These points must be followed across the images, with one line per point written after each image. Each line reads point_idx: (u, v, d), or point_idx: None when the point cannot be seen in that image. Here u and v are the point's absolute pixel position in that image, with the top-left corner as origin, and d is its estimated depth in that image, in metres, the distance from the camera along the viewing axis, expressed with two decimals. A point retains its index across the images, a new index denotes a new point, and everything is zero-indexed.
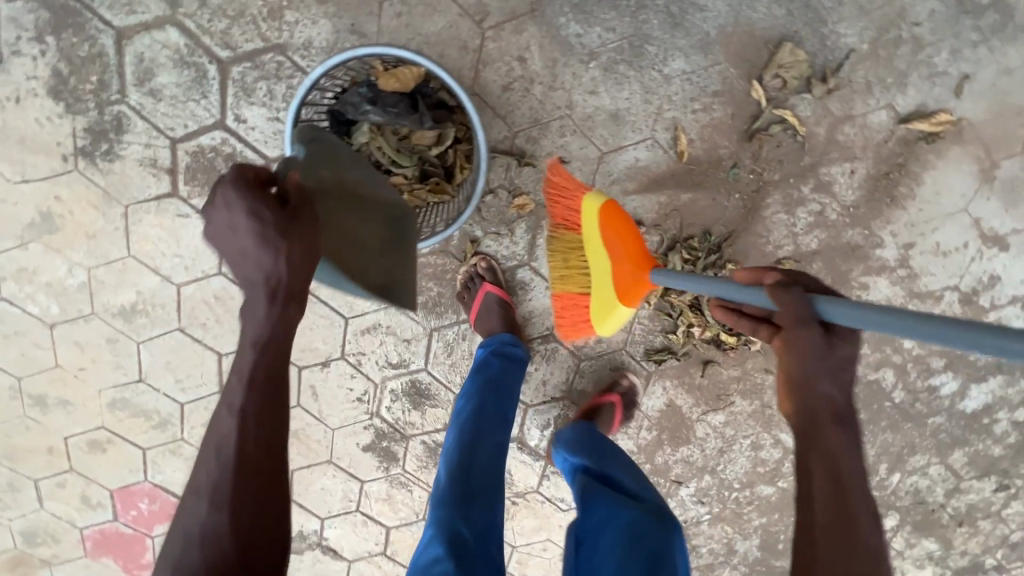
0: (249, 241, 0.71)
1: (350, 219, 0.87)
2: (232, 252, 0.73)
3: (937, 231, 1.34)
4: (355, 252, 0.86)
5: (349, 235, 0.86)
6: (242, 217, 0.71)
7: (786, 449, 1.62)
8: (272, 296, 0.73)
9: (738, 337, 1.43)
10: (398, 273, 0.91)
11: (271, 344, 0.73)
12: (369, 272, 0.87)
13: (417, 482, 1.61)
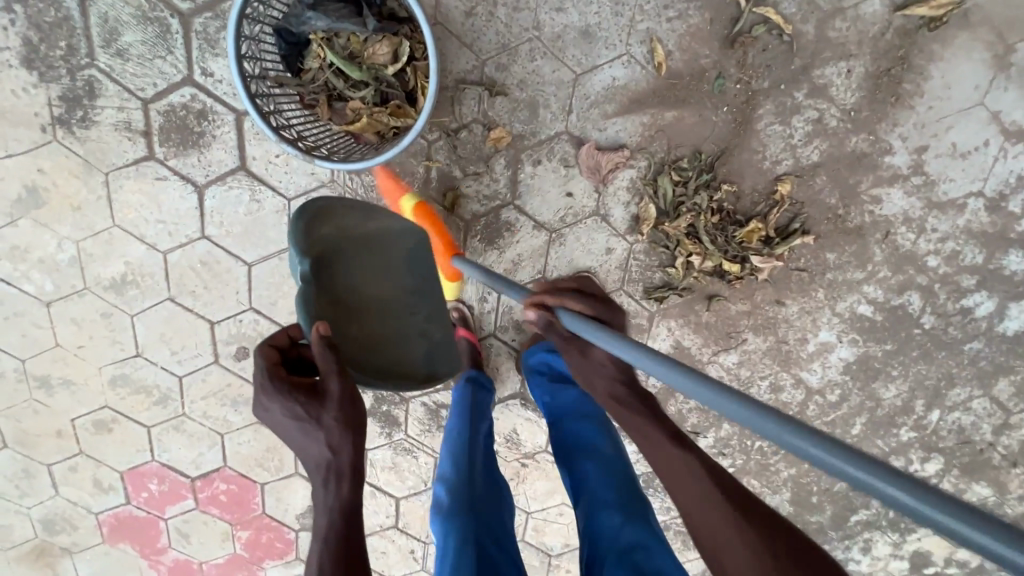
0: (300, 437, 0.82)
1: (376, 315, 1.02)
2: (293, 448, 0.84)
3: (953, 130, 1.24)
4: (386, 317, 1.04)
5: (376, 300, 1.04)
6: (285, 415, 0.83)
7: (810, 390, 1.52)
8: (334, 477, 0.78)
9: (743, 266, 1.33)
10: (430, 329, 1.09)
11: (344, 523, 0.75)
12: (405, 335, 1.06)
13: (422, 447, 1.57)
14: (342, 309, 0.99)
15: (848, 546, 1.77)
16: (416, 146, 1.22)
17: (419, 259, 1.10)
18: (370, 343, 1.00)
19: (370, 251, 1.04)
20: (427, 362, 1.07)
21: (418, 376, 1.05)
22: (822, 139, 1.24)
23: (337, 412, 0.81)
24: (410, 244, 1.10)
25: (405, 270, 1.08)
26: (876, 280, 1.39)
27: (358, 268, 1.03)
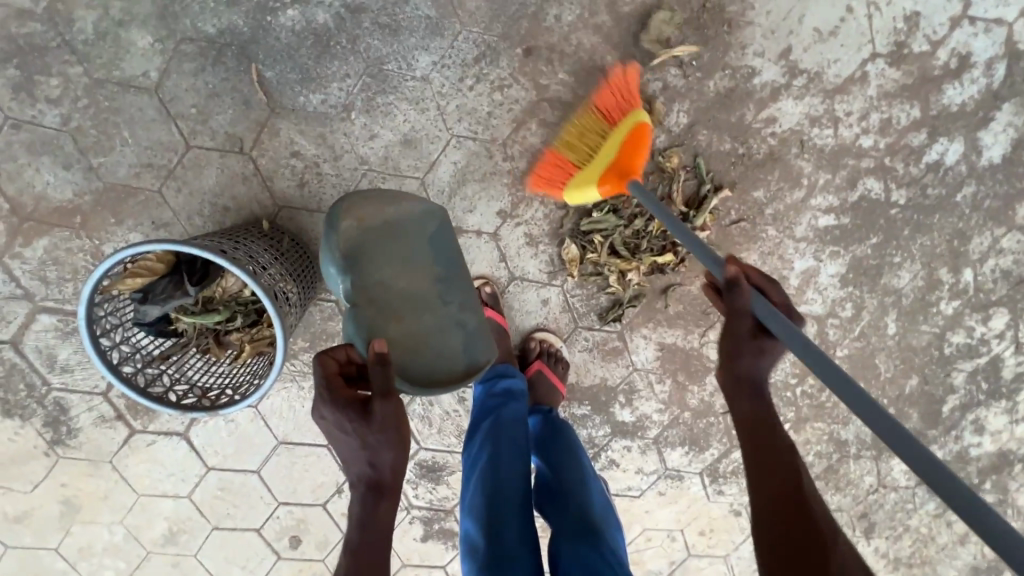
0: (349, 447, 0.80)
1: (411, 321, 0.94)
2: (339, 446, 0.81)
3: (805, 18, 1.13)
4: (421, 313, 0.95)
5: (406, 294, 0.95)
6: (333, 422, 0.79)
7: (820, 318, 1.41)
8: (371, 494, 0.79)
9: (677, 250, 1.27)
10: (468, 315, 0.98)
11: (373, 539, 0.78)
12: (440, 329, 0.95)
13: None
14: (379, 311, 0.93)
15: (959, 435, 1.59)
16: (327, 309, 1.28)
17: (443, 239, 0.99)
18: (412, 344, 0.93)
19: (391, 239, 0.96)
20: (469, 350, 0.96)
21: (465, 369, 0.95)
22: (682, 100, 1.16)
23: (386, 440, 0.77)
24: (431, 224, 0.99)
25: (426, 252, 0.97)
26: (820, 190, 1.27)
27: (383, 260, 0.95)
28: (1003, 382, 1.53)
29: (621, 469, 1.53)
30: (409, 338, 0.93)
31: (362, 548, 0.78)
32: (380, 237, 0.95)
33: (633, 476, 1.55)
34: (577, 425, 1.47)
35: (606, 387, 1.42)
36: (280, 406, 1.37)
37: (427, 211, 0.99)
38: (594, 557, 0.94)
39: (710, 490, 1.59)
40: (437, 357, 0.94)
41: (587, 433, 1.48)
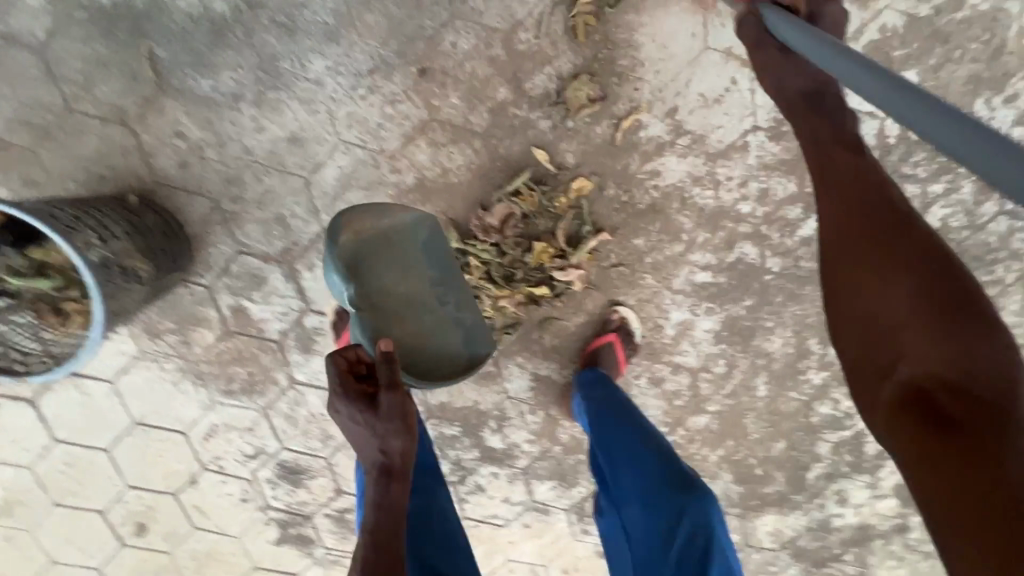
0: (363, 435, 0.94)
1: (416, 326, 1.09)
2: (356, 440, 0.95)
3: (694, 83, 1.19)
4: (422, 315, 1.09)
5: (408, 298, 1.09)
6: (352, 416, 0.93)
7: (693, 370, 1.45)
8: (386, 476, 0.93)
9: (553, 286, 1.30)
10: (463, 315, 1.11)
11: (387, 517, 0.89)
12: (439, 328, 1.10)
13: (346, 554, 1.57)
14: (384, 315, 1.06)
15: (822, 504, 1.63)
16: (198, 293, 1.27)
17: (434, 244, 1.10)
18: (414, 342, 1.07)
19: (389, 249, 1.07)
20: (467, 346, 1.11)
21: (465, 364, 1.10)
22: (568, 141, 1.21)
23: (394, 427, 0.91)
24: (426, 231, 1.09)
25: (423, 261, 1.10)
26: (698, 247, 1.32)
27: (386, 268, 1.07)
28: (866, 456, 1.59)
29: (487, 496, 1.53)
30: (413, 342, 1.08)
31: (376, 532, 0.87)
32: (377, 247, 1.06)
33: (499, 504, 1.54)
34: (446, 445, 1.46)
35: (478, 410, 1.43)
36: (140, 385, 1.34)
37: (420, 219, 1.08)
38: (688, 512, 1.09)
39: (576, 528, 1.59)
40: (440, 354, 1.09)
41: (456, 455, 1.47)
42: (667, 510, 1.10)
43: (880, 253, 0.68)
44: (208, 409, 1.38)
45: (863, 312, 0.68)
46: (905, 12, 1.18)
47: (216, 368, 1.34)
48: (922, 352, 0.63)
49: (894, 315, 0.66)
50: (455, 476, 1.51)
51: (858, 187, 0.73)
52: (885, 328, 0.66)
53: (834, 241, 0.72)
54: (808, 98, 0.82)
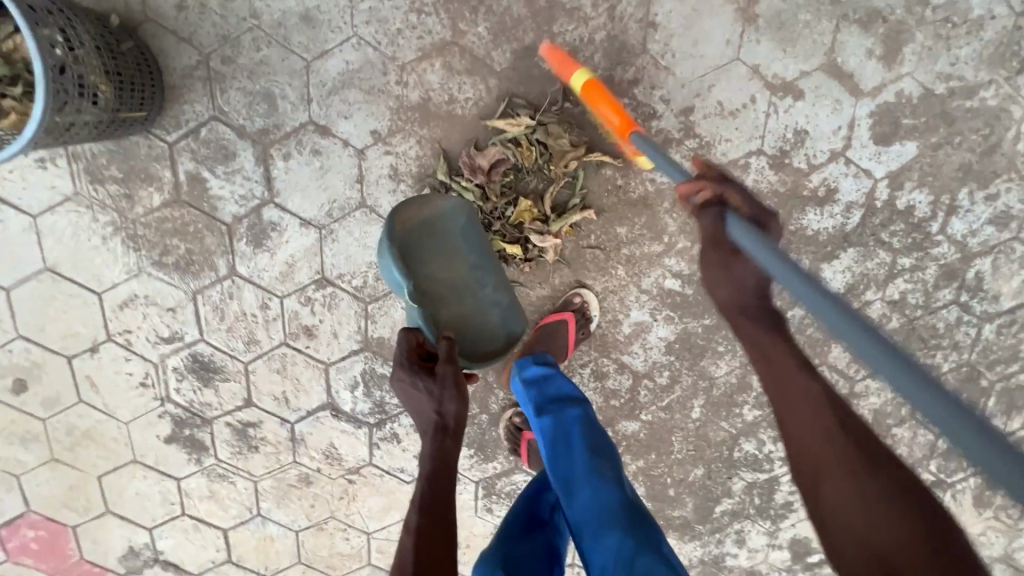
0: (420, 403, 0.94)
1: (458, 308, 1.11)
2: (413, 410, 0.95)
3: (715, 88, 1.20)
4: (465, 297, 1.12)
5: (452, 281, 1.12)
6: (411, 385, 0.94)
7: (636, 375, 1.44)
8: (440, 433, 0.92)
9: (526, 248, 1.27)
10: (500, 295, 1.14)
11: (443, 472, 0.90)
12: (481, 310, 1.12)
13: (237, 471, 1.47)
14: (430, 300, 1.09)
15: (721, 540, 1.65)
16: (157, 148, 1.18)
17: (470, 229, 1.12)
18: (459, 324, 1.10)
19: (429, 238, 1.10)
20: (505, 326, 1.14)
21: (504, 342, 1.13)
22: (580, 109, 1.19)
23: (452, 391, 0.92)
24: (462, 217, 1.12)
25: (461, 246, 1.12)
26: (675, 252, 1.32)
27: (430, 255, 1.10)
28: (773, 504, 1.62)
29: (401, 447, 1.48)
30: (456, 326, 1.10)
31: (434, 492, 0.88)
32: (419, 237, 1.09)
33: (410, 459, 1.49)
34: (374, 383, 1.40)
35: None
36: (63, 230, 1.23)
37: (457, 206, 1.11)
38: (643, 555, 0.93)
39: (480, 504, 1.55)
40: (480, 335, 1.12)
41: (380, 396, 1.41)
42: (611, 539, 0.95)
43: (849, 477, 0.69)
44: (132, 277, 1.27)
45: (852, 536, 0.67)
46: (926, 83, 1.22)
47: (153, 235, 1.24)
48: (912, 570, 0.61)
49: (882, 540, 0.64)
50: (373, 419, 1.44)
51: (800, 382, 0.76)
52: (881, 548, 0.64)
53: (815, 438, 0.72)
54: (746, 310, 0.84)
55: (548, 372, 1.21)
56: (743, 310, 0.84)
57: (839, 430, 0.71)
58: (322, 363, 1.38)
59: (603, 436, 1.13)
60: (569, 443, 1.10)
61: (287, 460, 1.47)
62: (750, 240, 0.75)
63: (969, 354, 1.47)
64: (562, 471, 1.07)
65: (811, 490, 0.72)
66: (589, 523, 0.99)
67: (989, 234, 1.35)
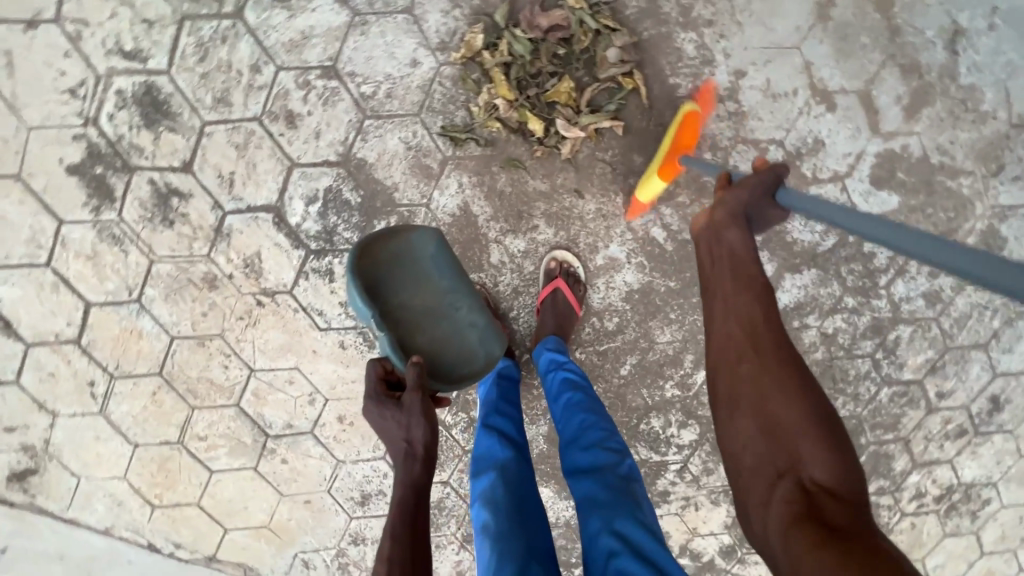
0: (390, 434, 0.93)
1: (432, 336, 1.16)
2: (385, 442, 0.93)
3: (770, 67, 1.27)
4: (439, 323, 1.17)
5: (426, 308, 1.17)
6: (381, 418, 0.93)
7: (588, 310, 1.45)
8: (409, 460, 0.90)
9: (547, 131, 1.26)
10: (476, 317, 1.19)
11: (415, 500, 0.87)
12: (455, 334, 1.18)
13: (136, 240, 1.28)
14: (404, 328, 1.15)
15: None
16: None
17: (439, 252, 1.18)
18: (437, 349, 1.16)
19: (401, 269, 1.17)
20: (483, 345, 1.19)
21: (481, 361, 1.17)
22: (649, 24, 1.22)
23: (420, 418, 0.91)
24: (432, 243, 1.17)
25: (434, 273, 1.18)
26: (673, 203, 1.36)
27: (400, 285, 1.16)
28: (652, 490, 1.65)
29: (329, 288, 1.36)
30: (432, 354, 1.15)
31: (404, 519, 0.85)
32: (393, 269, 1.16)
33: (334, 306, 1.38)
34: (333, 206, 1.29)
35: (390, 196, 1.29)
36: None
37: (425, 237, 1.16)
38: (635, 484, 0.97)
39: None
40: (458, 360, 1.17)
41: (334, 223, 1.30)
42: (593, 523, 0.89)
43: (762, 369, 0.66)
44: None
45: (762, 416, 0.64)
46: (927, 147, 1.36)
47: None
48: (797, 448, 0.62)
49: (786, 420, 0.63)
50: (314, 246, 1.32)
51: (753, 275, 0.72)
52: (787, 427, 0.63)
53: (736, 327, 0.70)
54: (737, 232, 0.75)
55: (560, 361, 1.22)
56: (747, 219, 0.76)
57: (770, 326, 0.68)
58: (289, 162, 1.26)
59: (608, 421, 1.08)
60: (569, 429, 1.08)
61: (200, 252, 1.30)
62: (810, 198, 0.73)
63: (861, 409, 1.63)
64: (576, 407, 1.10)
65: (734, 373, 0.68)
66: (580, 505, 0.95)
67: (917, 305, 1.52)
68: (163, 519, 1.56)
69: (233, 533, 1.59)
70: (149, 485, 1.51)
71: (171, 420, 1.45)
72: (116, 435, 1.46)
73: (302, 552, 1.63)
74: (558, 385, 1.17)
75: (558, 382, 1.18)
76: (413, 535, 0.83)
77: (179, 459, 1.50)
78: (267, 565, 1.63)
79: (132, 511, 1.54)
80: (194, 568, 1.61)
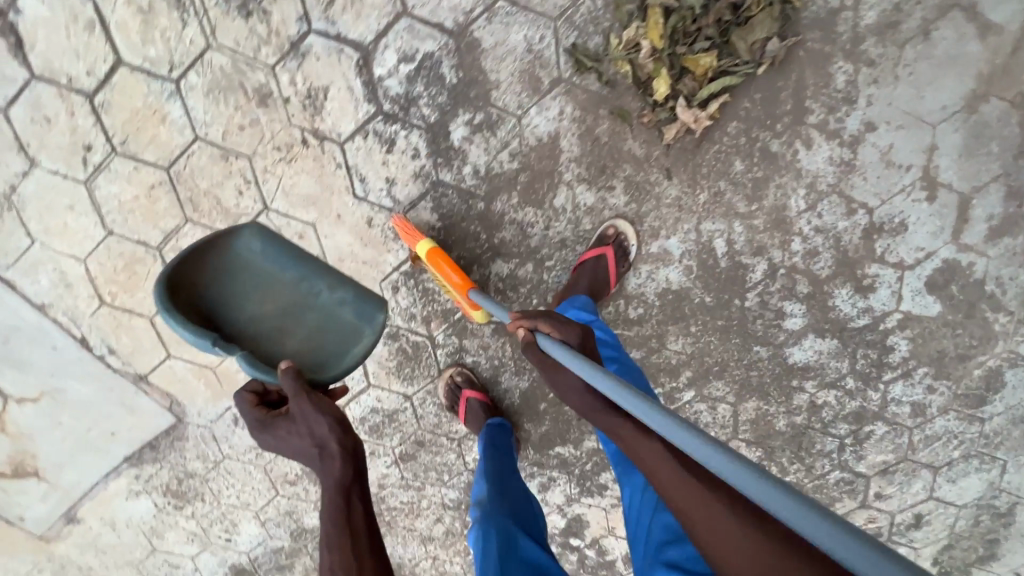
0: (294, 448, 0.94)
1: (298, 333, 1.08)
2: (297, 455, 0.94)
3: (900, 133, 1.23)
4: (304, 314, 1.09)
5: (286, 304, 1.09)
6: (280, 440, 0.95)
7: (619, 290, 1.41)
8: (329, 459, 0.91)
9: (667, 98, 1.18)
10: (339, 292, 1.10)
11: (342, 501, 0.90)
12: (325, 320, 1.10)
13: (201, 17, 1.14)
14: (266, 334, 1.05)
15: (533, 473, 1.67)
16: None
17: (269, 247, 1.09)
18: (310, 343, 1.07)
19: (238, 278, 1.08)
20: (361, 318, 1.10)
21: (365, 334, 1.09)
22: (816, 36, 1.16)
23: (321, 415, 0.91)
24: (257, 238, 1.09)
25: (274, 266, 1.10)
26: (747, 224, 1.32)
27: (248, 290, 1.08)
28: (593, 480, 1.66)
29: (382, 158, 1.24)
30: (307, 354, 1.06)
31: (340, 529, 0.88)
32: (223, 283, 1.06)
33: (379, 178, 1.26)
34: (424, 75, 1.18)
35: (486, 92, 1.19)
36: None
37: (248, 237, 1.08)
38: None
39: (393, 276, 1.37)
40: (341, 348, 1.08)
41: (418, 94, 1.19)
42: (640, 473, 1.06)
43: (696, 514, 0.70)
44: None
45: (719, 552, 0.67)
46: (988, 272, 1.38)
47: None
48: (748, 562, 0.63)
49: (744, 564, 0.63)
50: (387, 108, 1.20)
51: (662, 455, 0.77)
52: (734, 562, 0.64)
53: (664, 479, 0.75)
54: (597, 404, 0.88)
55: (588, 318, 1.22)
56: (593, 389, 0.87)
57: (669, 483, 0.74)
58: (403, 9, 1.14)
59: (639, 380, 1.20)
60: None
61: (264, 60, 1.17)
62: (560, 349, 0.87)
63: (808, 481, 1.67)
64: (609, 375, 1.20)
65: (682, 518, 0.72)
66: (622, 455, 1.11)
67: (901, 411, 1.56)
68: (106, 320, 1.43)
69: (173, 361, 1.49)
70: (106, 279, 1.39)
71: (157, 223, 1.32)
72: (92, 213, 1.31)
73: (236, 407, 1.56)
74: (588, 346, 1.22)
75: None
76: (349, 539, 0.86)
77: (149, 266, 1.37)
78: (195, 406, 1.56)
79: (77, 298, 1.41)
80: (121, 380, 1.52)
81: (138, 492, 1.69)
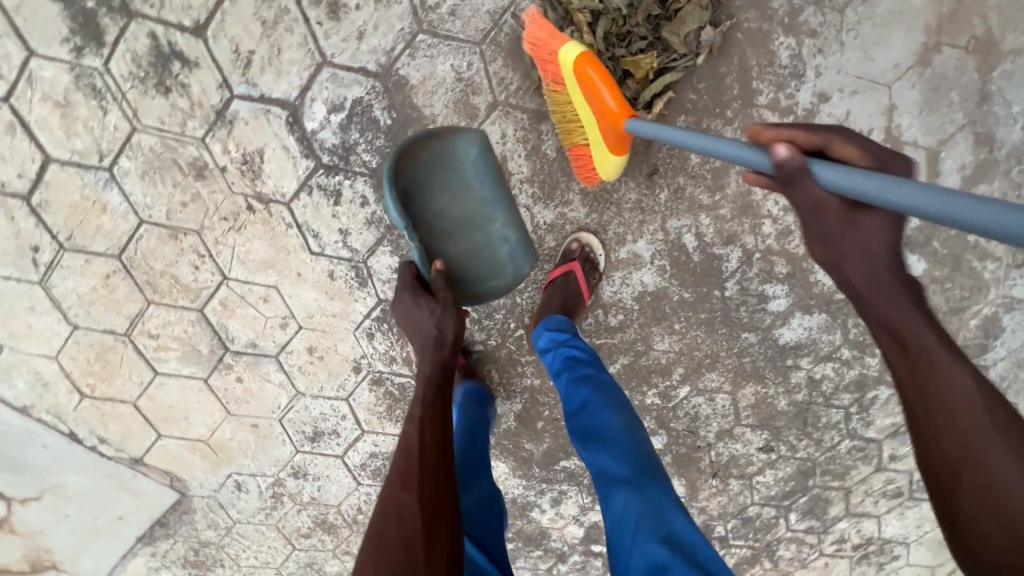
0: (421, 318, 1.11)
1: (458, 252, 1.23)
2: (416, 334, 1.11)
3: (855, 98, 1.18)
4: (473, 232, 1.22)
5: (463, 216, 1.21)
6: (415, 307, 1.12)
7: (596, 301, 1.38)
8: (439, 343, 1.08)
9: None
10: (508, 231, 1.22)
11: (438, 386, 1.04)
12: (486, 243, 1.23)
13: (119, 100, 1.11)
14: (439, 233, 1.21)
15: (541, 491, 1.64)
16: None
17: (481, 162, 1.17)
18: (467, 257, 1.23)
19: (448, 169, 1.18)
20: (512, 259, 1.23)
21: (507, 273, 1.24)
22: (751, 16, 1.12)
23: (450, 311, 1.11)
24: (474, 148, 1.16)
25: (474, 180, 1.18)
26: (713, 215, 1.29)
27: (441, 188, 1.19)
28: None
29: (331, 211, 1.21)
30: (460, 269, 1.24)
31: (434, 408, 1.00)
32: (434, 169, 1.17)
33: (331, 231, 1.23)
34: (358, 121, 1.14)
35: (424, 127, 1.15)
36: None
37: (468, 143, 1.15)
38: (642, 468, 1.04)
39: (364, 323, 1.33)
40: (487, 276, 1.25)
41: (355, 141, 1.15)
42: (616, 498, 1.00)
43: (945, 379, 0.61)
44: None
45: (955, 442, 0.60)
46: None
47: None
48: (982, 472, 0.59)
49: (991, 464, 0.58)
50: (325, 159, 1.17)
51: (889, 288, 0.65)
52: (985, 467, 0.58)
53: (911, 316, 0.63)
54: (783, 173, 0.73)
55: (565, 338, 1.21)
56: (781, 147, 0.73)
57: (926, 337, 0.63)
58: (322, 59, 1.11)
59: (615, 397, 1.15)
60: (585, 403, 1.14)
61: (193, 133, 1.14)
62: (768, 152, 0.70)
63: (819, 454, 1.64)
64: (582, 393, 1.15)
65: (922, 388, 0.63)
66: (598, 476, 1.06)
67: None
68: (91, 411, 1.43)
69: (165, 440, 1.48)
70: (82, 372, 1.37)
71: (120, 310, 1.30)
72: (54, 311, 1.29)
73: (237, 473, 1.56)
74: (562, 366, 1.19)
75: (563, 370, 1.19)
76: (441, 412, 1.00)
77: (122, 352, 1.35)
78: (196, 478, 1.56)
79: (57, 395, 1.40)
80: (117, 466, 1.51)
81: (156, 568, 1.68)
